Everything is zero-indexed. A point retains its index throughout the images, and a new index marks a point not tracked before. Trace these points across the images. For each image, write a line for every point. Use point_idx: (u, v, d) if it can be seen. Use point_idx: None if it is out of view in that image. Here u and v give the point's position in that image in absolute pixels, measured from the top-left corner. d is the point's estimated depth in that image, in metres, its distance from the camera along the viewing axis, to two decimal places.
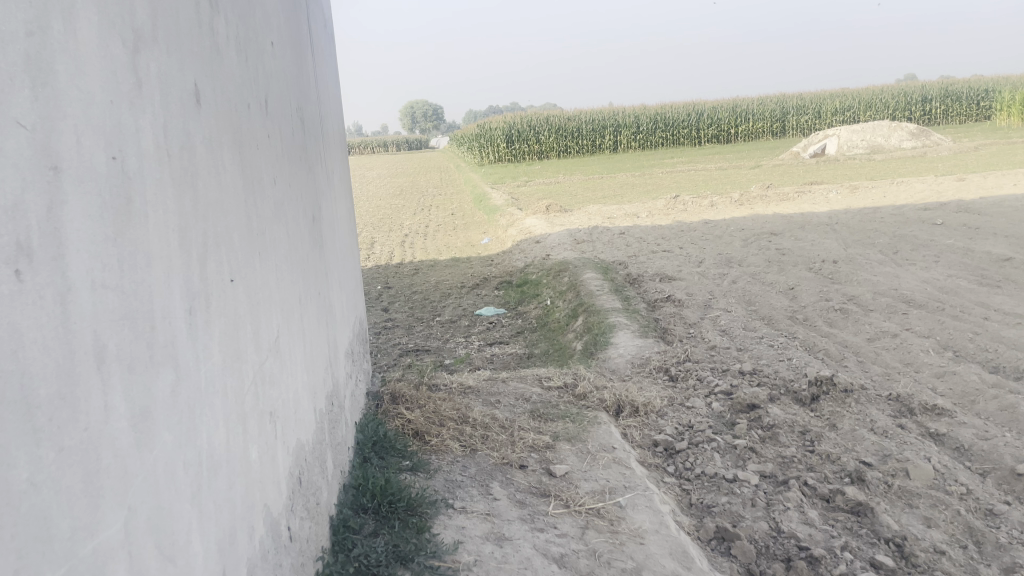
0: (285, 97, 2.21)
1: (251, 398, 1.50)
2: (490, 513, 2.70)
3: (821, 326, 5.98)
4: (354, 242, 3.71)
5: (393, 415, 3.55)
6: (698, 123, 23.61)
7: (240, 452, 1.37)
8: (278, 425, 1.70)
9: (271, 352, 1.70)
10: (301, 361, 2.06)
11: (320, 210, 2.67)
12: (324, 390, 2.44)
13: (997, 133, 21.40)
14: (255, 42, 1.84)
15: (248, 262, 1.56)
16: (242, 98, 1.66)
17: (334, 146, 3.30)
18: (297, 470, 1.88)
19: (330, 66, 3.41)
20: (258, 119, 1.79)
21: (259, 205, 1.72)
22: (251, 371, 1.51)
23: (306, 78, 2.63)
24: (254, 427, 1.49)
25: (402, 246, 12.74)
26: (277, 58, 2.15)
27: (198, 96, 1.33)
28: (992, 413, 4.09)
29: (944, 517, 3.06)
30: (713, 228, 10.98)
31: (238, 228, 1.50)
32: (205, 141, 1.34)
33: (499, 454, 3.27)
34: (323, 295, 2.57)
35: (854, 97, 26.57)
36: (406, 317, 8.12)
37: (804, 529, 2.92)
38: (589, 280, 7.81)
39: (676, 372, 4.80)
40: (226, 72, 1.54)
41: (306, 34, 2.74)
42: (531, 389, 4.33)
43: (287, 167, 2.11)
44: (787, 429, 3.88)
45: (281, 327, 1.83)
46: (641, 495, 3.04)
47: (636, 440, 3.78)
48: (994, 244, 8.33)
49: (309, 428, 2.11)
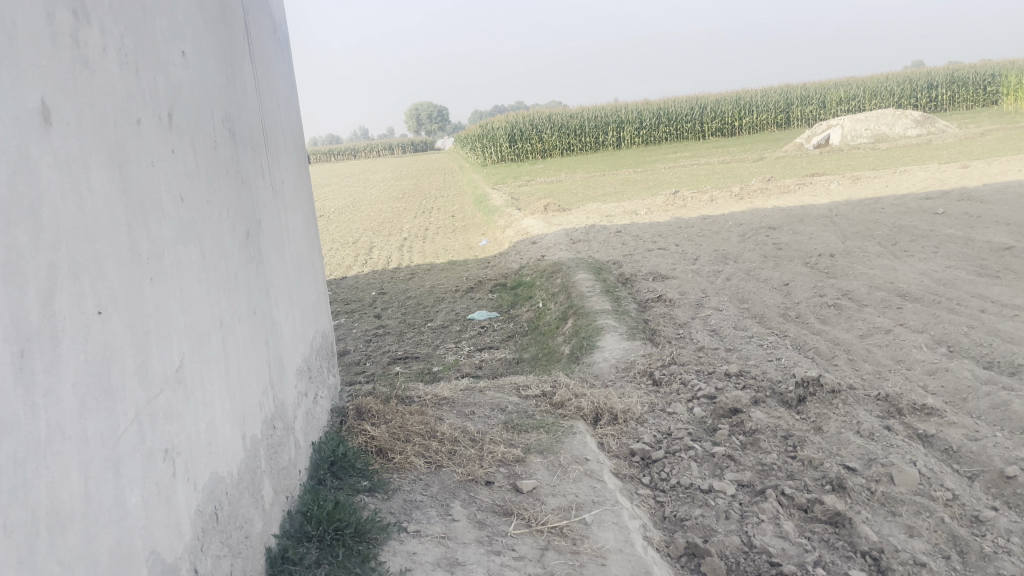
0: (202, 107, 2.09)
1: (135, 437, 1.40)
2: (445, 535, 2.60)
3: (813, 323, 5.85)
4: (315, 254, 3.61)
5: (357, 431, 3.42)
6: (701, 116, 23.43)
7: (110, 501, 1.28)
8: (180, 463, 1.59)
9: (170, 385, 1.59)
10: (222, 387, 1.95)
11: (258, 224, 2.56)
12: (262, 414, 2.32)
13: (1004, 117, 21.12)
14: (153, 50, 1.72)
15: (130, 289, 1.45)
16: (128, 112, 1.54)
17: (285, 156, 3.20)
18: (212, 505, 1.78)
19: (281, 71, 3.29)
20: (155, 135, 1.67)
21: (154, 227, 1.60)
22: (132, 408, 1.40)
23: (238, 86, 2.52)
24: (136, 469, 1.38)
25: (400, 250, 12.64)
26: (192, 66, 2.03)
27: (47, 114, 1.22)
28: (984, 411, 3.95)
29: (927, 525, 2.95)
30: (711, 223, 10.85)
31: (114, 254, 1.39)
32: (58, 163, 1.24)
33: (464, 470, 3.16)
34: (262, 315, 2.46)
35: (858, 85, 26.29)
36: (398, 324, 8.01)
37: (777, 544, 2.80)
38: (581, 282, 7.69)
39: (660, 376, 4.67)
40: (101, 85, 1.42)
41: (241, 40, 2.62)
42: (508, 398, 4.22)
43: (203, 183, 2.00)
44: (770, 434, 3.75)
45: (189, 353, 1.73)
46: (609, 511, 2.91)
47: (612, 449, 3.66)
48: (994, 232, 8.18)
49: (234, 458, 2.00)
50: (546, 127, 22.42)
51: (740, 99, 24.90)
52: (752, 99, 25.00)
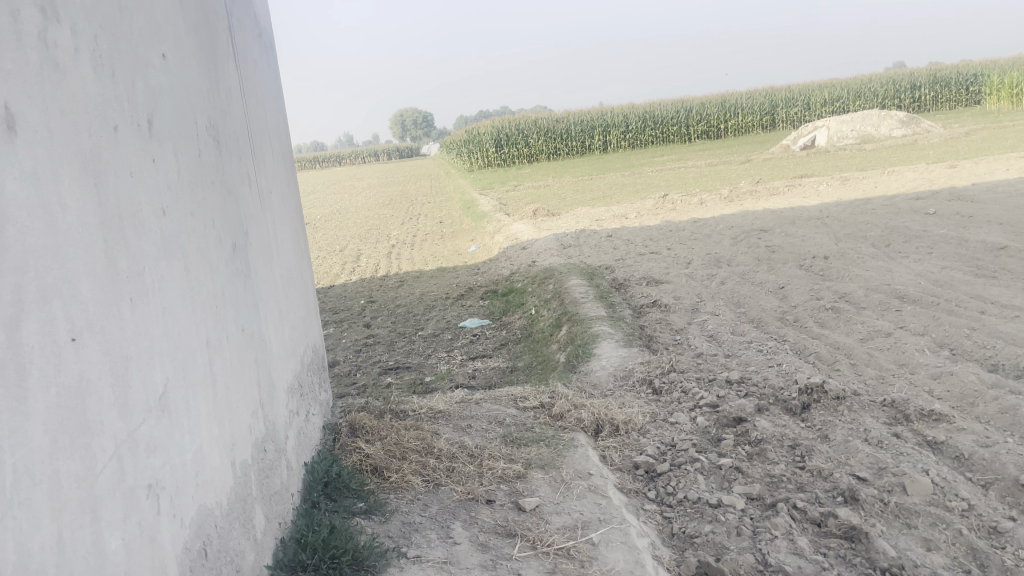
0: (183, 111, 1.95)
1: (116, 474, 1.28)
2: (447, 560, 2.48)
3: (812, 327, 5.77)
4: (305, 264, 3.49)
5: (351, 449, 3.30)
6: (687, 119, 23.41)
7: (87, 549, 1.16)
8: (164, 499, 1.47)
9: (153, 415, 1.47)
10: (210, 412, 1.82)
11: (245, 233, 2.43)
12: (252, 437, 2.20)
13: (987, 117, 21.24)
14: (130, 52, 1.60)
15: (107, 310, 1.32)
16: (104, 120, 1.42)
17: (273, 165, 3.07)
18: (201, 541, 1.66)
19: (267, 77, 3.17)
20: (132, 144, 1.55)
21: (134, 241, 1.48)
22: (111, 443, 1.27)
23: (221, 89, 2.38)
24: (116, 509, 1.26)
25: (389, 257, 12.48)
26: (173, 70, 1.90)
27: (11, 122, 1.10)
28: (993, 417, 3.86)
29: (945, 538, 2.85)
30: (702, 226, 10.77)
31: (89, 271, 1.27)
32: (25, 176, 1.12)
33: (464, 488, 3.04)
34: (251, 331, 2.34)
35: (842, 87, 26.38)
36: (388, 333, 7.85)
37: (792, 561, 2.69)
38: (573, 288, 7.57)
39: (660, 386, 4.56)
40: (73, 89, 1.29)
41: (224, 41, 2.48)
42: (506, 411, 4.10)
43: (187, 195, 1.87)
44: (777, 444, 3.64)
45: (173, 378, 1.60)
46: (616, 530, 2.80)
47: (615, 462, 3.55)
48: (987, 232, 8.12)
49: (224, 487, 1.87)
50: (532, 131, 22.36)
51: (726, 101, 24.93)
52: (739, 102, 25.01)
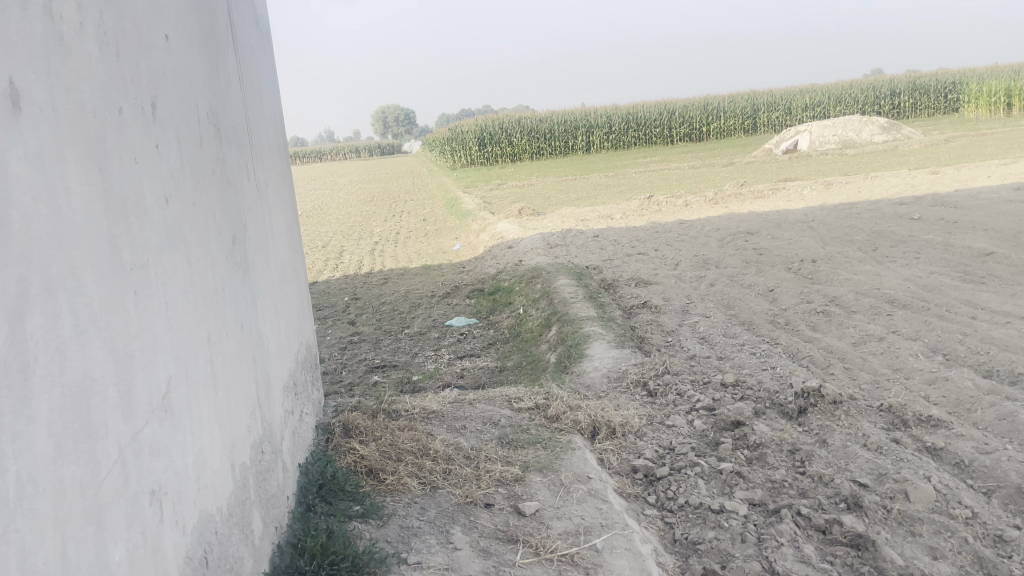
0: (184, 95, 1.85)
1: (118, 479, 1.19)
2: (449, 567, 2.41)
3: (804, 330, 5.75)
4: (298, 260, 3.39)
5: (345, 450, 3.21)
6: (670, 121, 23.44)
7: (91, 561, 1.08)
8: (167, 505, 1.38)
9: (156, 416, 1.38)
10: (210, 412, 1.74)
11: (243, 225, 2.33)
12: (250, 439, 2.11)
13: (966, 124, 21.43)
14: (134, 30, 1.50)
15: (111, 304, 1.23)
16: (108, 102, 1.32)
17: (269, 158, 2.97)
18: (202, 549, 1.57)
19: (263, 67, 3.06)
20: (137, 131, 1.46)
21: (138, 232, 1.39)
22: (115, 447, 1.19)
23: (220, 74, 2.28)
24: (119, 518, 1.17)
25: (372, 254, 12.32)
26: (176, 53, 1.81)
27: (16, 99, 1.01)
28: (991, 423, 3.83)
29: (951, 547, 2.81)
30: (688, 228, 10.74)
31: (92, 263, 1.17)
32: (29, 157, 1.03)
33: (462, 491, 2.96)
34: (249, 328, 2.24)
35: (824, 92, 26.50)
36: (373, 330, 7.74)
37: (800, 569, 2.65)
38: (562, 288, 7.49)
39: (655, 388, 4.50)
40: (78, 65, 1.21)
41: (223, 26, 2.38)
42: (500, 411, 4.02)
43: (188, 184, 1.77)
44: (776, 448, 3.59)
45: (176, 378, 1.51)
46: (620, 535, 2.74)
47: (613, 465, 3.49)
48: (973, 238, 8.14)
49: (223, 491, 1.78)
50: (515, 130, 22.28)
51: (709, 104, 24.99)
52: (721, 104, 25.08)
